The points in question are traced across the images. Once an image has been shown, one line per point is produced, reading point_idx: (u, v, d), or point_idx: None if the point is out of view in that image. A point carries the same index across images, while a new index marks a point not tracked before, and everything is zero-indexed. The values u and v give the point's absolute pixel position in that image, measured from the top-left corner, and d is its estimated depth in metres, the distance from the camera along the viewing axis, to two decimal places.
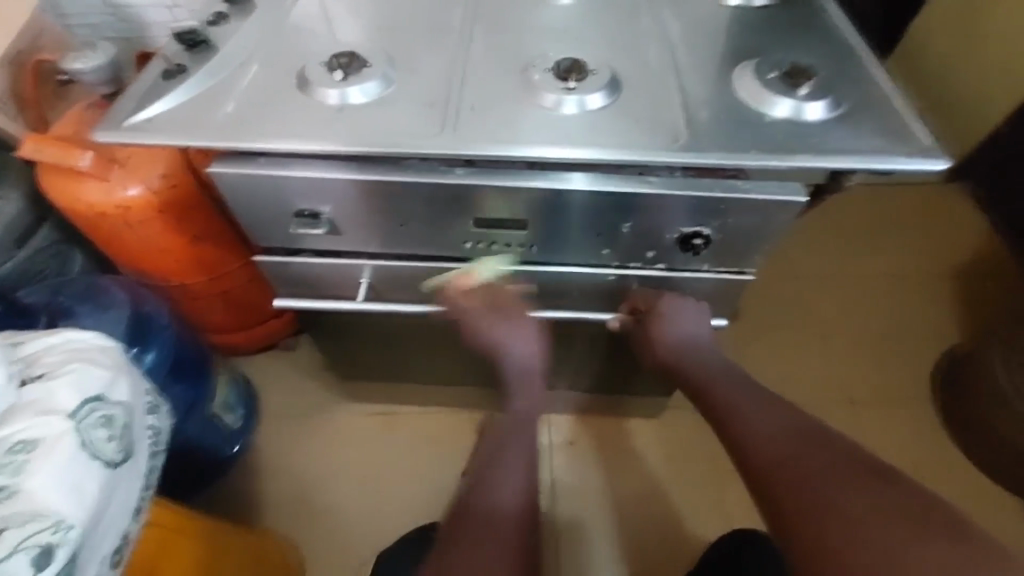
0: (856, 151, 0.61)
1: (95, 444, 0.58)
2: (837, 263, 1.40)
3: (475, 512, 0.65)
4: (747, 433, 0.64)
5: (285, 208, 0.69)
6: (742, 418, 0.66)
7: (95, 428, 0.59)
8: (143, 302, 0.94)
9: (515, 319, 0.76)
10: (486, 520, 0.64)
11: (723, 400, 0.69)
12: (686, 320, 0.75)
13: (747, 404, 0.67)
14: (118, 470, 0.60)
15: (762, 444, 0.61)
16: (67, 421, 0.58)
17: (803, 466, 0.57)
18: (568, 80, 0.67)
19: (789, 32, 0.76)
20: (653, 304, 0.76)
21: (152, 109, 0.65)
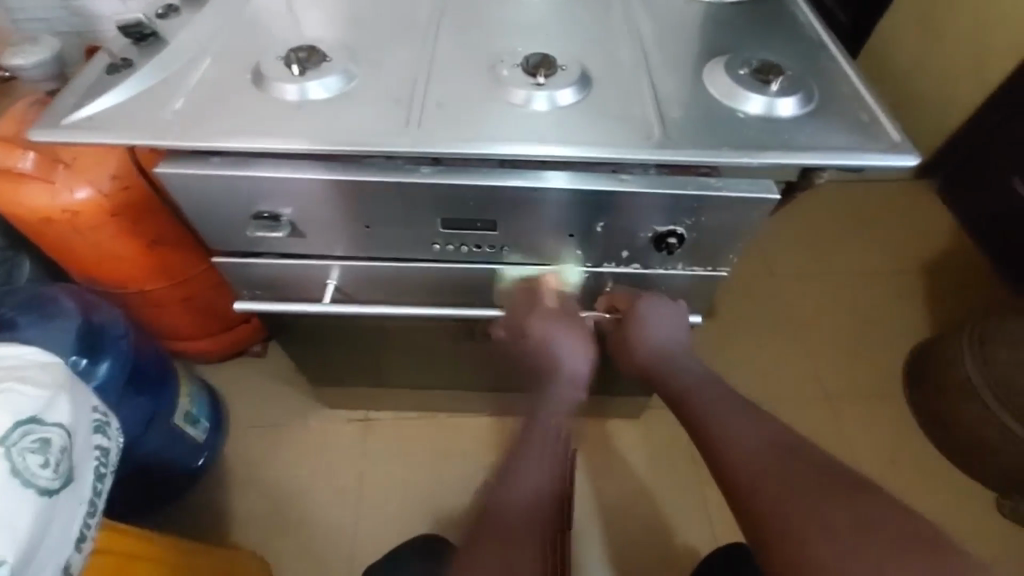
0: (828, 149, 0.60)
1: (29, 470, 0.55)
2: (809, 259, 1.41)
3: (491, 511, 0.61)
4: (726, 444, 0.61)
5: (243, 209, 0.65)
6: (722, 427, 0.63)
7: (28, 453, 0.55)
8: (95, 311, 0.89)
9: (575, 321, 0.73)
10: (501, 520, 0.60)
11: (700, 408, 0.66)
12: (661, 321, 0.73)
13: (727, 411, 0.65)
14: (56, 497, 0.57)
15: (742, 458, 0.59)
16: None
17: (783, 480, 0.56)
18: (538, 76, 0.65)
19: (760, 28, 0.75)
20: (630, 302, 0.74)
21: (94, 106, 0.61)
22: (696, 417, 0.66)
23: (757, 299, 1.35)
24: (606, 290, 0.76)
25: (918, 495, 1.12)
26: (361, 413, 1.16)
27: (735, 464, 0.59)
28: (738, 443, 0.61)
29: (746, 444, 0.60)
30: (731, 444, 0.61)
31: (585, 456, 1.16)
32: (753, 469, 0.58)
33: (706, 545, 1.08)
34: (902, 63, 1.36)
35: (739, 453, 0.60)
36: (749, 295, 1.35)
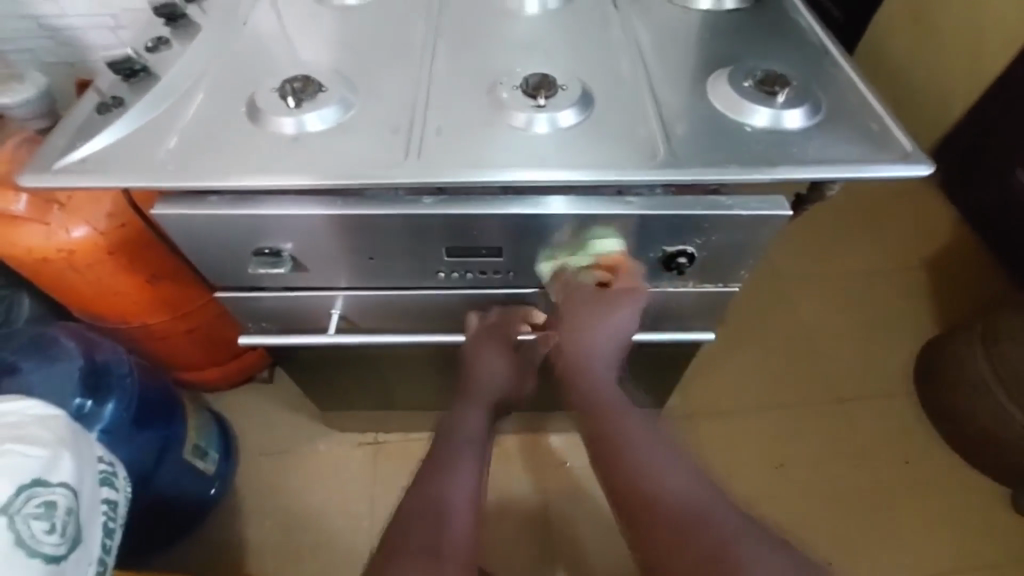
0: (837, 161, 0.59)
1: (34, 538, 0.54)
2: (816, 260, 1.40)
3: (425, 509, 0.55)
4: (647, 480, 0.59)
5: (244, 247, 0.64)
6: (642, 459, 0.61)
7: (31, 519, 0.54)
8: (96, 349, 0.88)
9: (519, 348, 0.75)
10: (434, 522, 0.54)
11: (621, 438, 0.63)
12: (624, 329, 0.70)
13: (643, 444, 0.62)
14: (63, 563, 0.57)
15: (661, 495, 0.57)
16: None
17: (700, 517, 0.55)
18: (538, 97, 0.63)
19: (762, 36, 0.74)
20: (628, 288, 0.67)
21: (85, 148, 0.60)
22: (608, 441, 0.63)
23: (766, 303, 1.34)
24: None
25: (922, 499, 1.11)
26: (372, 436, 1.15)
27: (656, 504, 0.57)
28: (659, 475, 0.59)
29: (664, 480, 0.58)
30: (650, 479, 0.59)
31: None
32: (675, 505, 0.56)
33: None
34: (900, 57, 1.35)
35: (658, 487, 0.58)
36: (757, 299, 1.34)
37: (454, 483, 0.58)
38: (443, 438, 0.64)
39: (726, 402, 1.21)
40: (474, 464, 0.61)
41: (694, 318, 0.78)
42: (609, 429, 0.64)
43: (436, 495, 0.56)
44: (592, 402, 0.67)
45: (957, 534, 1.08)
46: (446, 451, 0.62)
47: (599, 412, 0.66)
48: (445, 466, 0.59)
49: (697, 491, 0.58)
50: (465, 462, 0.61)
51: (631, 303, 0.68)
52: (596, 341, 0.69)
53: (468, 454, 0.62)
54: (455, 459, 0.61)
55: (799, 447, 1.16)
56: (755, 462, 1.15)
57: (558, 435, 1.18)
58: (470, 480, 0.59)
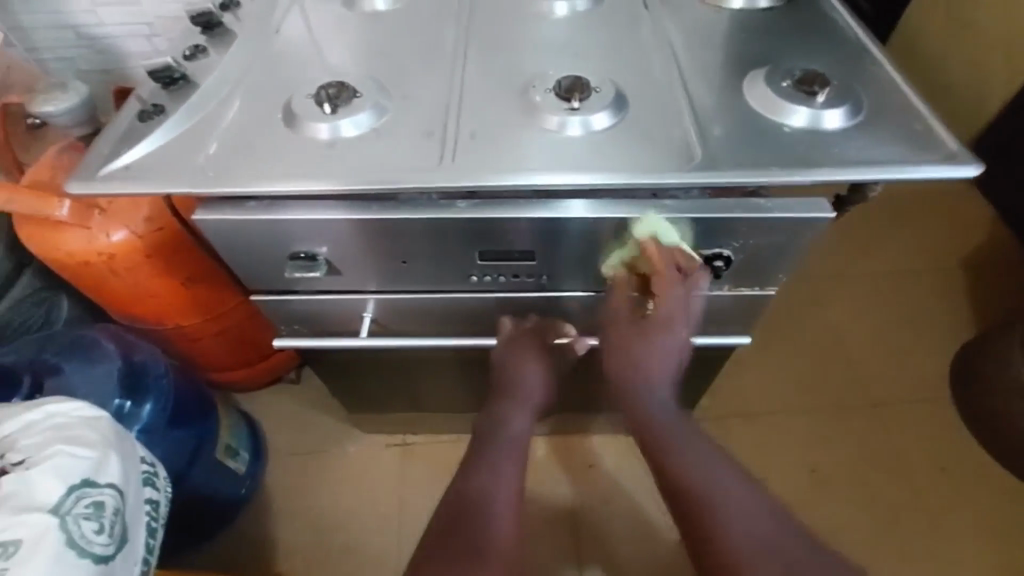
0: (879, 162, 0.58)
1: (84, 538, 0.56)
2: (850, 261, 1.37)
3: (468, 505, 0.55)
4: (690, 472, 0.59)
5: (280, 251, 0.64)
6: (686, 453, 0.61)
7: (82, 519, 0.57)
8: (134, 351, 0.89)
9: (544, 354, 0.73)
10: (476, 519, 0.54)
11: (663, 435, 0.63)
12: (678, 348, 0.67)
13: (681, 438, 0.63)
14: (112, 562, 0.58)
15: (697, 488, 0.58)
16: (49, 516, 0.55)
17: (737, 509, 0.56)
18: (572, 100, 0.63)
19: (798, 35, 0.73)
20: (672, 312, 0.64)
21: (128, 155, 0.61)
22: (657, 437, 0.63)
23: (798, 305, 1.31)
24: None
25: (958, 504, 1.08)
26: (398, 438, 1.15)
27: (689, 499, 0.57)
28: (702, 469, 0.59)
29: (706, 475, 0.59)
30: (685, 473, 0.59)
31: (625, 473, 1.13)
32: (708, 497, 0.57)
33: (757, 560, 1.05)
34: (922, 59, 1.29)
35: (701, 480, 0.58)
36: (790, 301, 1.32)
37: (495, 481, 0.58)
38: (483, 440, 0.64)
39: (755, 405, 1.19)
40: (514, 464, 0.61)
41: (728, 322, 0.77)
42: (649, 430, 0.65)
43: (477, 492, 0.57)
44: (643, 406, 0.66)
45: (998, 542, 1.05)
46: (486, 449, 0.62)
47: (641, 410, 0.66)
48: (485, 464, 0.60)
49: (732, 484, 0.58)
50: (506, 461, 0.61)
51: (677, 326, 0.66)
52: (652, 366, 0.67)
53: (509, 453, 0.62)
54: (495, 458, 0.61)
55: (832, 451, 1.14)
56: (786, 466, 1.13)
57: (585, 438, 1.17)
58: (510, 478, 0.59)
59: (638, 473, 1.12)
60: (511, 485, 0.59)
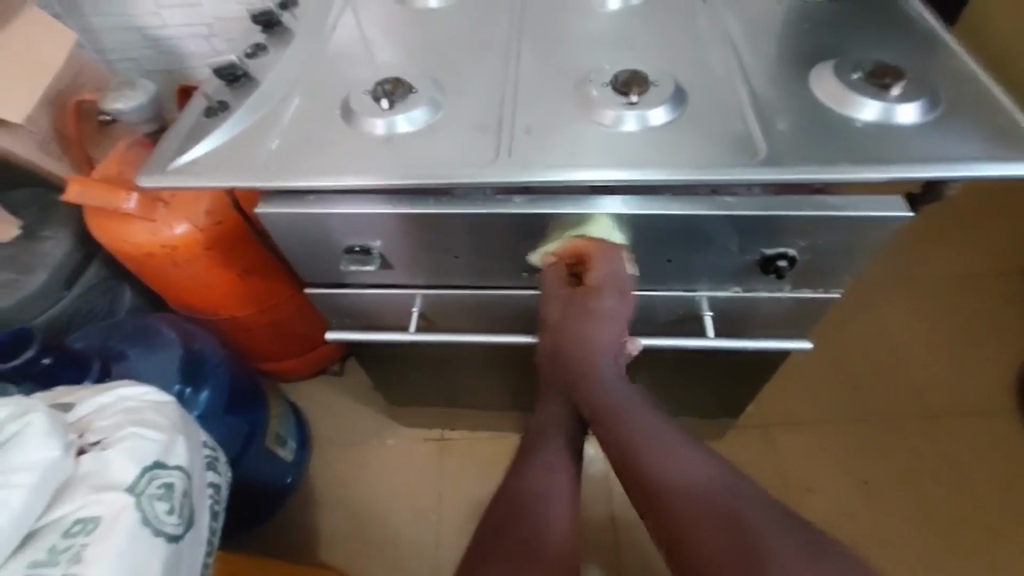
0: (958, 158, 0.55)
1: (156, 518, 0.58)
2: (910, 265, 1.31)
3: (524, 506, 0.55)
4: (659, 467, 0.53)
5: (336, 245, 0.66)
6: (653, 446, 0.54)
7: (155, 500, 0.59)
8: (193, 339, 0.93)
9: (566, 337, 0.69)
10: (533, 521, 0.54)
11: (625, 425, 0.57)
12: (617, 318, 0.63)
13: (658, 431, 0.56)
14: (180, 542, 0.60)
15: (669, 486, 0.52)
16: (126, 495, 0.57)
17: (718, 503, 0.50)
18: (629, 94, 0.62)
19: (865, 26, 0.69)
20: (600, 280, 0.61)
21: (196, 150, 0.63)
22: (614, 430, 0.57)
23: (853, 311, 1.26)
24: (704, 313, 0.71)
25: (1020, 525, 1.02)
26: (436, 432, 1.16)
27: (658, 493, 0.52)
28: (668, 463, 0.53)
29: (677, 468, 0.53)
30: (657, 471, 0.53)
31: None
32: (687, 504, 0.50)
33: None
34: (989, 53, 1.21)
35: (672, 477, 0.52)
36: (845, 307, 1.26)
37: (550, 481, 0.58)
38: (536, 435, 0.63)
39: (802, 413, 1.15)
40: (568, 463, 0.61)
41: (784, 325, 0.75)
42: (612, 416, 0.58)
43: (532, 493, 0.57)
44: (599, 401, 0.59)
45: None
46: (538, 445, 0.62)
47: (602, 407, 0.59)
48: (539, 462, 0.60)
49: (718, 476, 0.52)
50: (559, 459, 0.60)
51: (608, 295, 0.62)
52: (589, 338, 0.62)
53: (563, 451, 0.61)
54: (550, 456, 0.60)
55: (888, 464, 1.09)
56: (838, 478, 1.09)
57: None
58: (564, 478, 0.59)
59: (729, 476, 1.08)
60: (565, 484, 0.58)
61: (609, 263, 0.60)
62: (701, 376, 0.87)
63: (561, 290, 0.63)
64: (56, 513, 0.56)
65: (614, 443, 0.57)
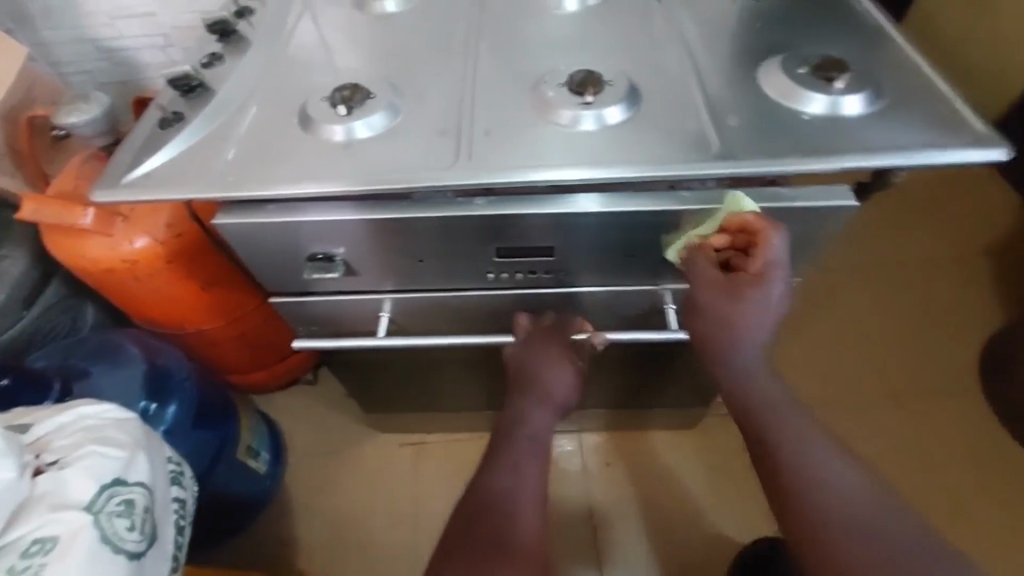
0: (902, 147, 0.57)
1: (117, 535, 0.57)
2: (872, 252, 1.35)
3: (493, 503, 0.56)
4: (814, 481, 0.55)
5: (298, 252, 0.65)
6: (802, 457, 0.56)
7: (115, 517, 0.58)
8: (158, 354, 0.91)
9: (563, 340, 0.72)
10: (502, 517, 0.55)
11: (767, 415, 0.58)
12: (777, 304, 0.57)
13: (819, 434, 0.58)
14: (143, 558, 0.59)
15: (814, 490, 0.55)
16: (85, 513, 0.56)
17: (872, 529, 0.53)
18: (585, 94, 0.63)
19: (813, 22, 0.71)
20: (765, 265, 0.56)
21: (152, 161, 0.62)
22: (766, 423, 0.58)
23: (817, 299, 1.30)
24: (667, 306, 0.73)
25: (994, 505, 1.06)
26: (414, 437, 1.16)
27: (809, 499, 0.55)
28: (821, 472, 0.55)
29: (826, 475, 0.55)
30: (806, 474, 0.56)
31: (657, 459, 1.14)
32: (818, 510, 0.54)
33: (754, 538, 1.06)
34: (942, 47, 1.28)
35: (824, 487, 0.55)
36: (811, 295, 1.30)
37: (520, 479, 0.58)
38: (509, 431, 0.64)
39: None
40: (538, 463, 0.61)
41: None
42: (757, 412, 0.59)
43: (500, 490, 0.57)
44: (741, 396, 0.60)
45: None
46: (512, 446, 0.62)
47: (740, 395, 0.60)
48: (510, 461, 0.60)
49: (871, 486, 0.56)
50: (529, 461, 0.61)
51: (770, 282, 0.56)
52: (740, 325, 0.58)
53: (534, 453, 0.62)
54: (520, 457, 0.61)
55: (864, 447, 1.13)
56: None
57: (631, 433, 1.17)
58: (534, 478, 0.59)
59: (711, 466, 1.12)
60: (535, 484, 0.59)
61: (776, 245, 0.55)
62: (670, 367, 0.88)
63: (713, 274, 0.57)
64: (11, 535, 0.54)
65: (755, 424, 0.59)
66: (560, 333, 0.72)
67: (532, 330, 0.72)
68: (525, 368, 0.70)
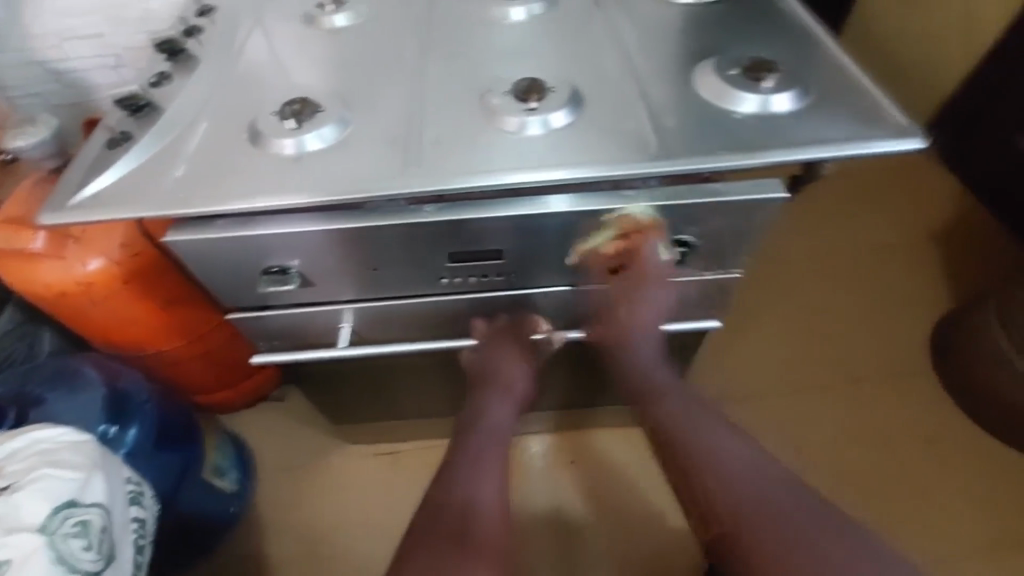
0: (828, 141, 0.60)
1: (72, 555, 0.60)
2: (822, 244, 1.42)
3: (453, 504, 0.59)
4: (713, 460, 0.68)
5: (253, 266, 0.65)
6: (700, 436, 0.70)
7: (70, 538, 0.60)
8: (119, 377, 0.90)
9: (518, 341, 0.77)
10: (462, 516, 0.58)
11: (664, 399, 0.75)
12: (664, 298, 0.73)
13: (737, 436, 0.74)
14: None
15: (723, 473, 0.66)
16: (38, 535, 0.58)
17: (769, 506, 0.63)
18: (529, 101, 0.65)
19: (747, 25, 0.75)
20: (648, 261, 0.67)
21: (99, 181, 0.62)
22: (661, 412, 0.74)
23: (773, 290, 1.35)
24: None
25: (947, 478, 1.11)
26: (387, 447, 1.16)
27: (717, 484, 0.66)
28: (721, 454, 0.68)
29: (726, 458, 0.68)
30: (710, 458, 0.68)
31: (627, 455, 1.16)
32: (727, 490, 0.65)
33: None
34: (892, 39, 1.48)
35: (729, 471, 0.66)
36: (767, 287, 1.35)
37: (478, 480, 0.62)
38: (469, 430, 0.72)
39: (750, 388, 1.22)
40: (497, 464, 0.65)
41: (698, 308, 0.80)
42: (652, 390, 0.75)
43: (459, 491, 0.60)
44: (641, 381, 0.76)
45: (986, 505, 1.08)
46: (473, 449, 0.66)
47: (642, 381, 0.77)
48: (471, 463, 0.64)
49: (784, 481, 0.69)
50: (489, 462, 0.65)
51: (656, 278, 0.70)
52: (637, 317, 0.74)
53: (494, 455, 0.66)
54: (479, 459, 0.65)
55: (824, 429, 1.16)
56: (780, 449, 1.14)
57: (601, 432, 1.19)
58: (493, 479, 0.63)
59: None
60: (495, 483, 0.63)
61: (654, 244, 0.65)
62: None
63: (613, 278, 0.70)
64: None
65: (652, 406, 0.75)
66: (515, 335, 0.77)
67: (488, 334, 0.77)
68: (486, 369, 0.77)
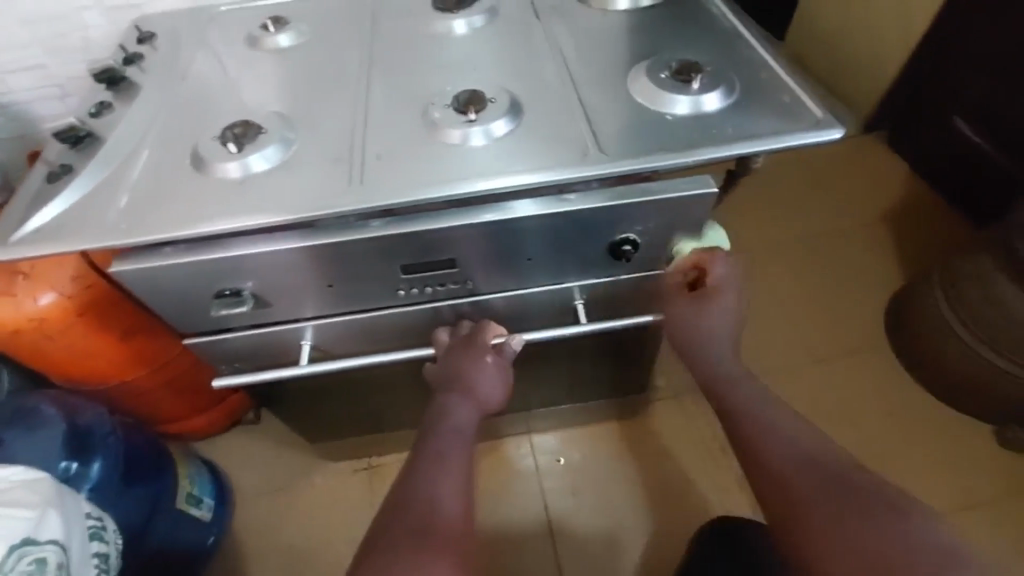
0: (755, 136, 0.62)
1: None
2: (779, 231, 1.47)
3: (413, 506, 0.59)
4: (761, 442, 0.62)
5: (205, 290, 0.66)
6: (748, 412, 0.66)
7: None
8: (79, 414, 0.88)
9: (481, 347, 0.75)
10: (422, 517, 0.58)
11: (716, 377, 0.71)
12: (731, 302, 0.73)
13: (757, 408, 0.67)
14: None
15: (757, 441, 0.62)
16: None
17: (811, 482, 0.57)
18: (468, 112, 0.66)
19: (679, 27, 0.78)
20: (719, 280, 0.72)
21: (40, 216, 0.62)
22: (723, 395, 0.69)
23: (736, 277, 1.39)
24: (576, 302, 0.77)
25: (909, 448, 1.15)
26: (364, 461, 1.16)
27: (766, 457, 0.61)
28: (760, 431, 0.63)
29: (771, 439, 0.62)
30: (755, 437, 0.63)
31: (602, 451, 1.19)
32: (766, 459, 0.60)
33: (697, 514, 1.11)
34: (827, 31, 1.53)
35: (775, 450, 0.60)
36: None
37: (439, 482, 0.62)
38: (431, 432, 0.70)
39: None
40: (461, 463, 0.66)
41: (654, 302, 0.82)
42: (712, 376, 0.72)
43: (420, 492, 0.61)
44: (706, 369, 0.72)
45: (948, 472, 1.12)
46: (435, 449, 0.67)
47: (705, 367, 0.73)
48: (433, 463, 0.65)
49: (811, 459, 0.59)
50: (452, 462, 0.65)
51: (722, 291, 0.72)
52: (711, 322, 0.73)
53: (458, 454, 0.67)
54: (443, 459, 0.65)
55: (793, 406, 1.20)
56: None
57: (576, 430, 1.21)
58: (454, 480, 0.64)
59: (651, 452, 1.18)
60: (457, 483, 0.64)
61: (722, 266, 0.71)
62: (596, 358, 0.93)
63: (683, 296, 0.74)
64: None
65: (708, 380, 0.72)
66: (476, 342, 0.75)
67: (450, 342, 0.76)
68: (449, 376, 0.75)
